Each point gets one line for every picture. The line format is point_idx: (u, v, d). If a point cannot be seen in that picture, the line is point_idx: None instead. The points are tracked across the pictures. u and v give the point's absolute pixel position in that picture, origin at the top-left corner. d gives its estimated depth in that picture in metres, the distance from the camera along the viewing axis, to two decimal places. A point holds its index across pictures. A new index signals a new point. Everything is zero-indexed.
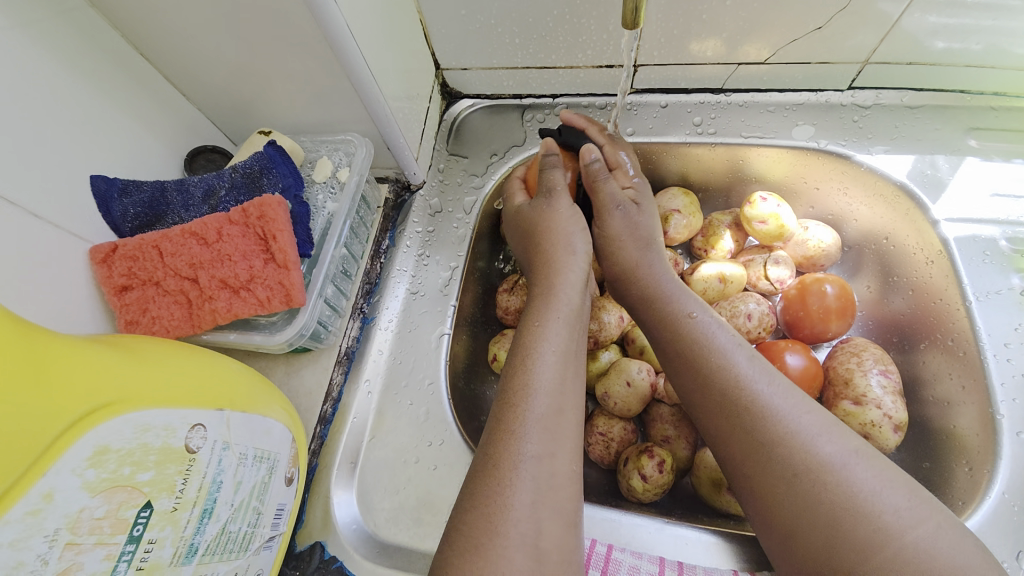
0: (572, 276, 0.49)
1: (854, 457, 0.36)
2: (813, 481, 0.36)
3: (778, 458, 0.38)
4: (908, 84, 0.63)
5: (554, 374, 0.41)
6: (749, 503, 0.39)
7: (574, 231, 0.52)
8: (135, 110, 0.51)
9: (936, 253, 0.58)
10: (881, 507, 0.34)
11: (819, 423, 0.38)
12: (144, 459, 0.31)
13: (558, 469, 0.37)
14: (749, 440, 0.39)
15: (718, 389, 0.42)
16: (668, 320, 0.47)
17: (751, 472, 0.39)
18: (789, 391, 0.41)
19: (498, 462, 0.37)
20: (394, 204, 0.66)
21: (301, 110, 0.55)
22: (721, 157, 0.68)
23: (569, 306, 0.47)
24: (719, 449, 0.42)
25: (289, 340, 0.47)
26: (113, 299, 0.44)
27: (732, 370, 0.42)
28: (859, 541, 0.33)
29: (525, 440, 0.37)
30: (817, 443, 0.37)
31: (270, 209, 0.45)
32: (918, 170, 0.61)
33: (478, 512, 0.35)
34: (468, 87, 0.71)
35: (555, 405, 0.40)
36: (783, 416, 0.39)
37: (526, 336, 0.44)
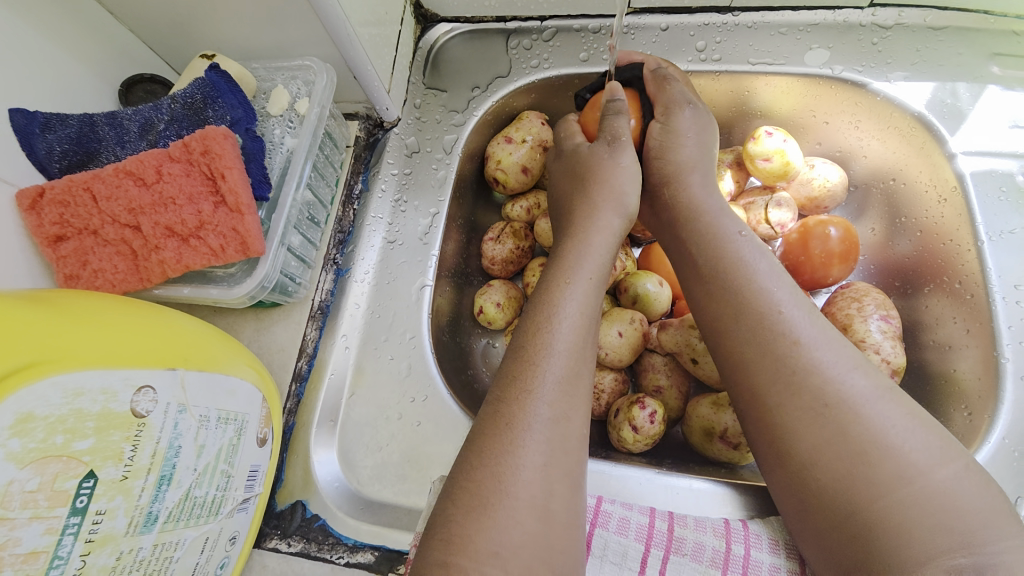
0: (607, 234, 0.45)
1: (883, 395, 0.35)
2: (844, 414, 0.34)
3: (809, 390, 0.36)
4: (933, 0, 0.57)
5: (579, 321, 0.38)
6: (762, 439, 0.38)
7: (628, 188, 0.47)
8: (50, 28, 0.43)
9: (949, 191, 0.54)
10: (908, 446, 0.33)
11: (850, 359, 0.36)
12: (81, 426, 0.27)
13: (572, 432, 0.35)
14: (774, 370, 0.37)
15: (755, 315, 0.39)
16: (710, 238, 0.44)
17: (774, 405, 0.37)
18: (823, 325, 0.38)
19: (511, 420, 0.34)
20: (366, 144, 0.60)
21: (250, 31, 0.48)
22: (725, 88, 0.62)
23: (601, 264, 0.43)
24: (733, 378, 0.39)
25: (250, 293, 0.43)
26: (47, 251, 0.39)
27: (763, 302, 0.39)
28: (880, 476, 0.32)
29: (542, 401, 0.35)
30: (846, 379, 0.35)
31: (215, 142, 0.40)
32: (938, 99, 0.56)
33: (485, 470, 0.32)
34: (445, 9, 0.63)
35: (576, 367, 0.37)
36: (815, 348, 0.36)
37: (550, 290, 0.40)
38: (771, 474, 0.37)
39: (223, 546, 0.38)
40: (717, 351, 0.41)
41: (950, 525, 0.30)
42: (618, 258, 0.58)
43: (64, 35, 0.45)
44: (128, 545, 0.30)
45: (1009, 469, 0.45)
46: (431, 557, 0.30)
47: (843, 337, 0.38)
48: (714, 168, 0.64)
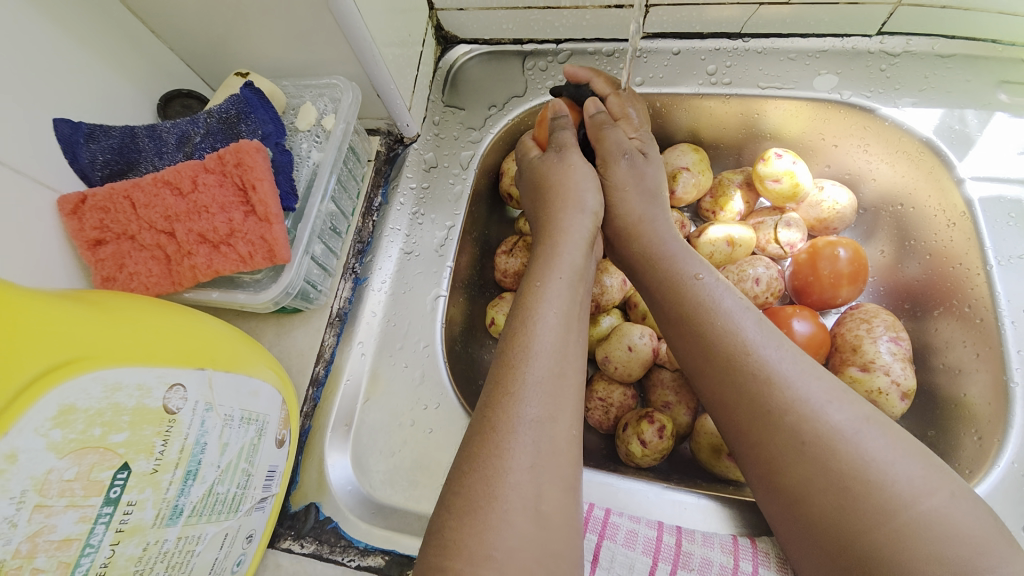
0: (575, 236, 0.47)
1: (865, 426, 0.35)
2: (823, 450, 0.34)
3: (788, 424, 0.36)
4: (940, 30, 0.58)
5: (554, 339, 0.39)
6: (749, 467, 0.38)
7: (584, 190, 0.49)
8: (99, 47, 0.46)
9: (959, 216, 0.55)
10: (893, 476, 0.33)
11: (827, 391, 0.37)
12: (117, 420, 0.29)
13: (559, 431, 0.36)
14: (751, 409, 0.38)
15: (724, 355, 0.40)
16: (672, 276, 0.45)
17: (757, 440, 0.37)
18: (799, 359, 0.39)
19: (495, 426, 0.35)
20: (386, 158, 0.62)
21: (282, 51, 0.51)
22: (735, 111, 0.63)
23: (573, 266, 0.44)
24: (720, 416, 0.40)
25: (275, 298, 0.45)
26: (86, 254, 0.41)
27: (740, 335, 0.40)
28: (868, 510, 0.32)
29: (525, 403, 0.35)
30: (827, 411, 0.36)
31: (248, 155, 0.42)
32: (947, 125, 0.57)
33: (476, 474, 0.33)
34: (465, 31, 0.66)
35: (557, 368, 0.38)
36: (791, 385, 0.37)
37: (527, 297, 0.42)
38: (767, 506, 0.38)
39: (240, 543, 0.39)
40: (701, 392, 0.42)
41: (949, 552, 0.30)
42: None
43: (110, 52, 0.48)
44: (154, 536, 0.31)
45: (1018, 495, 0.45)
46: (443, 560, 0.31)
47: (822, 369, 0.38)
48: (724, 189, 0.66)
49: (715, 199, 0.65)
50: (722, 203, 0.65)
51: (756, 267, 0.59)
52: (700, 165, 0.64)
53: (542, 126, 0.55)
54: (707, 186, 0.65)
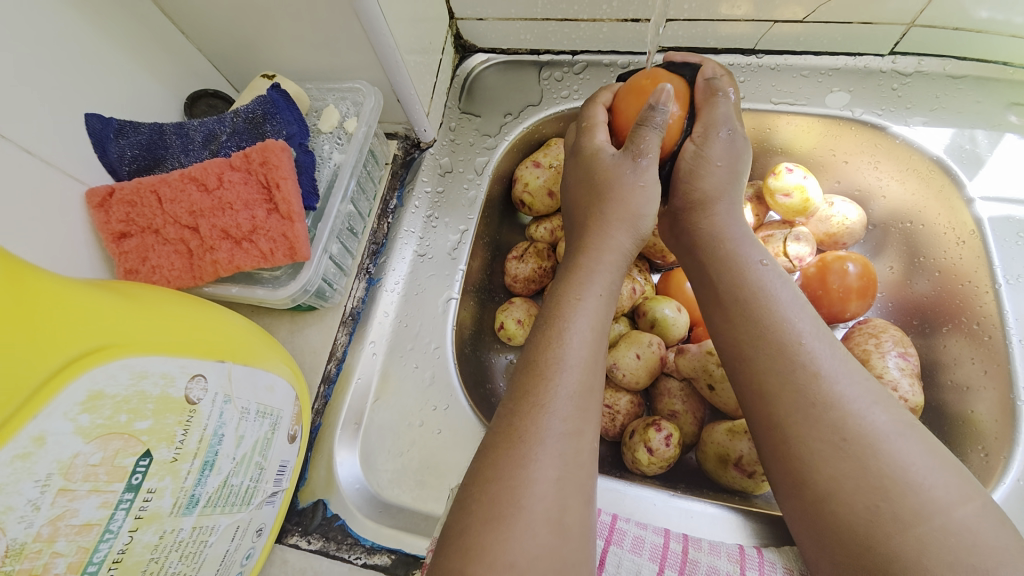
0: (617, 254, 0.45)
1: (905, 430, 0.36)
2: (864, 448, 0.35)
3: (831, 420, 0.36)
4: (952, 51, 0.59)
5: (588, 351, 0.39)
6: (775, 461, 0.39)
7: (642, 209, 0.46)
8: (131, 45, 0.48)
9: (968, 234, 0.56)
10: (930, 483, 0.33)
11: (871, 393, 0.37)
12: (141, 408, 0.29)
13: (584, 446, 0.36)
14: (796, 399, 0.38)
15: (776, 345, 0.40)
16: (730, 268, 0.45)
17: (794, 432, 0.37)
18: (845, 358, 0.39)
19: (524, 434, 0.35)
20: (402, 162, 0.64)
21: (307, 55, 0.52)
22: (747, 125, 0.64)
23: (609, 277, 0.44)
24: (755, 406, 0.40)
25: (293, 295, 0.46)
26: (111, 246, 0.42)
27: (793, 328, 0.40)
28: (901, 511, 0.33)
29: (555, 416, 0.36)
30: (870, 412, 0.36)
31: (273, 154, 0.43)
32: (957, 145, 0.58)
33: (501, 483, 0.33)
34: (483, 40, 0.67)
35: (587, 382, 0.38)
36: (837, 380, 0.38)
37: (560, 306, 0.42)
38: (787, 502, 0.38)
39: (250, 537, 0.39)
40: (741, 383, 0.42)
41: (957, 566, 0.31)
42: (637, 283, 0.61)
43: (142, 52, 0.49)
44: (170, 525, 0.31)
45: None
46: (458, 561, 0.31)
47: (866, 372, 0.39)
48: None
49: None
50: None
51: None
52: None
53: (638, 100, 0.49)
54: None
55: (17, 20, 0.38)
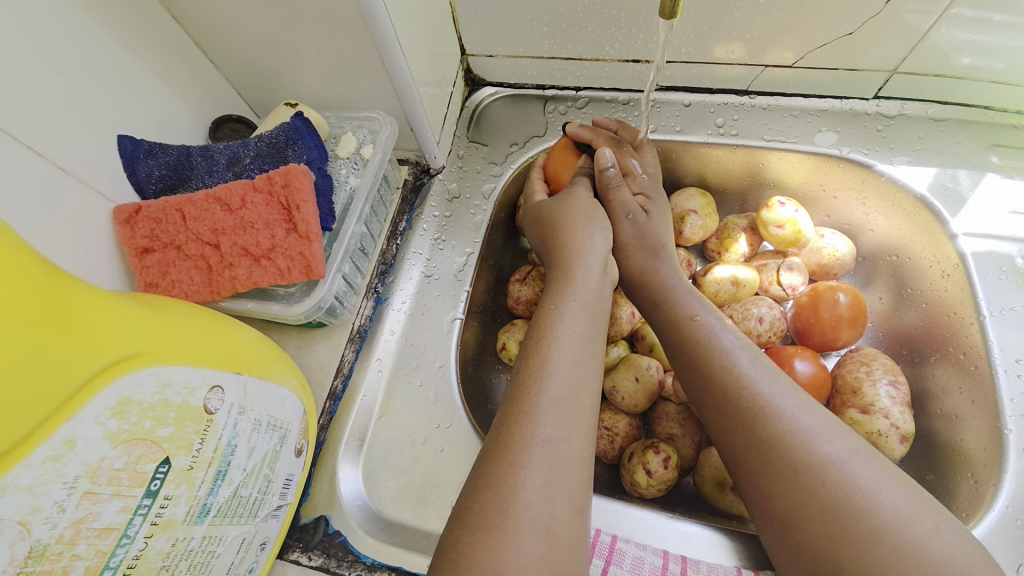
0: (592, 259, 0.50)
1: (854, 456, 0.37)
2: (814, 478, 0.36)
3: (779, 456, 0.38)
4: (933, 96, 0.63)
5: (570, 358, 0.41)
6: (750, 501, 0.40)
7: (594, 222, 0.52)
8: (164, 73, 0.51)
9: (952, 267, 0.58)
10: (880, 505, 0.34)
11: (821, 423, 0.39)
12: (164, 415, 0.31)
13: (573, 453, 0.37)
14: (748, 438, 0.40)
15: (722, 388, 0.43)
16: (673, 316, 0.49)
17: (751, 470, 0.39)
18: (795, 392, 0.41)
19: (510, 443, 0.37)
20: (412, 186, 0.66)
21: (328, 85, 0.55)
22: (741, 160, 0.68)
23: (587, 289, 0.47)
24: (723, 448, 0.42)
25: (306, 311, 0.48)
26: (134, 260, 0.44)
27: (733, 369, 0.43)
28: (855, 536, 0.34)
29: (540, 421, 0.37)
30: (816, 442, 0.38)
31: (296, 177, 0.46)
32: (940, 183, 0.61)
33: (489, 492, 0.35)
34: (492, 75, 0.71)
35: (571, 388, 0.40)
36: (785, 415, 0.39)
37: (541, 320, 0.45)
38: (764, 539, 0.39)
39: (253, 550, 0.40)
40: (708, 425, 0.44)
41: None
42: (636, 308, 0.63)
43: (174, 79, 0.52)
44: (182, 532, 0.32)
45: (1014, 540, 0.46)
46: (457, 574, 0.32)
47: (818, 403, 0.41)
48: (729, 232, 0.69)
49: (721, 240, 0.69)
50: (726, 245, 0.69)
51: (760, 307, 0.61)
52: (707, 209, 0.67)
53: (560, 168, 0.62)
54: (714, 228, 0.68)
55: (62, 48, 0.41)
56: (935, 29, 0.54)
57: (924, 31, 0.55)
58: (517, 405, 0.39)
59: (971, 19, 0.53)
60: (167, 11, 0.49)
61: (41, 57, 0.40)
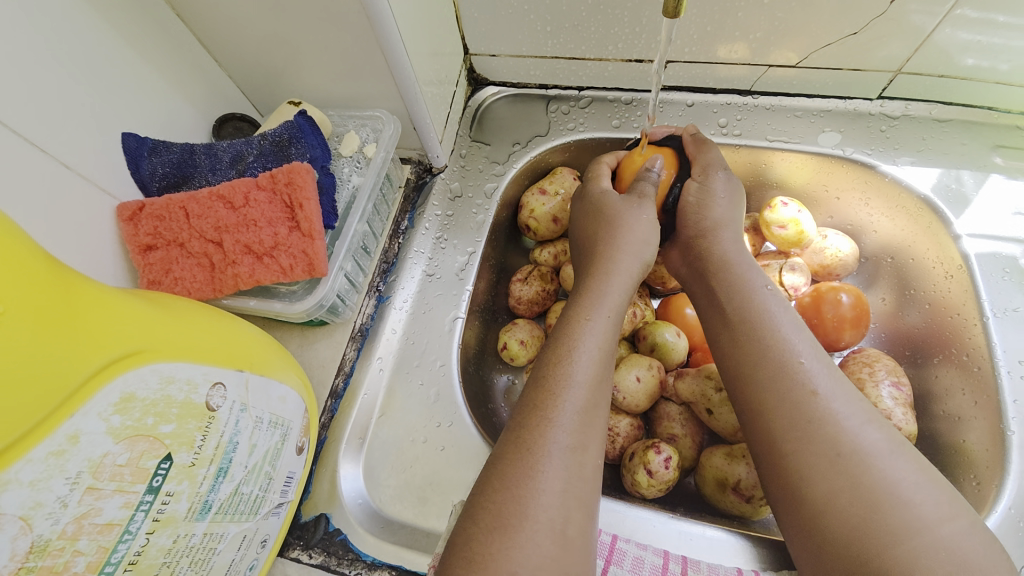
0: (625, 269, 0.49)
1: (897, 449, 0.38)
2: (857, 464, 0.37)
3: (825, 439, 0.38)
4: (937, 97, 0.63)
5: (593, 369, 0.41)
6: (776, 483, 0.40)
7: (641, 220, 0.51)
8: (167, 70, 0.51)
9: (955, 268, 0.58)
10: (919, 499, 0.35)
11: (866, 412, 0.39)
12: (167, 411, 0.31)
13: (587, 460, 0.38)
14: (793, 416, 0.40)
15: (775, 363, 0.42)
16: (735, 288, 0.48)
17: (789, 451, 0.39)
18: (840, 379, 0.41)
19: (532, 446, 0.36)
20: (415, 185, 0.66)
21: (331, 84, 0.55)
22: (744, 160, 0.68)
23: (618, 303, 0.46)
24: (756, 424, 0.42)
25: (309, 310, 0.48)
26: (137, 258, 0.44)
27: (787, 348, 0.43)
28: (893, 525, 0.34)
29: (558, 429, 0.37)
30: (862, 432, 0.38)
31: (298, 176, 0.46)
32: (943, 184, 0.61)
33: (507, 492, 0.35)
34: (495, 74, 0.71)
35: (593, 399, 0.40)
36: (834, 400, 0.40)
37: (572, 325, 0.44)
38: (785, 521, 0.39)
39: (254, 548, 0.40)
40: (741, 399, 0.43)
41: None
42: (639, 307, 0.63)
43: (177, 77, 0.52)
44: (183, 529, 0.32)
45: (1015, 542, 0.46)
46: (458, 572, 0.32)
47: (861, 394, 0.41)
48: None
49: None
50: None
51: None
52: None
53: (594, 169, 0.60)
54: None
55: (67, 48, 0.41)
56: (940, 29, 0.54)
57: (930, 31, 0.55)
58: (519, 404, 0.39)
59: (974, 20, 0.53)
60: (171, 10, 0.49)
61: (48, 57, 0.40)
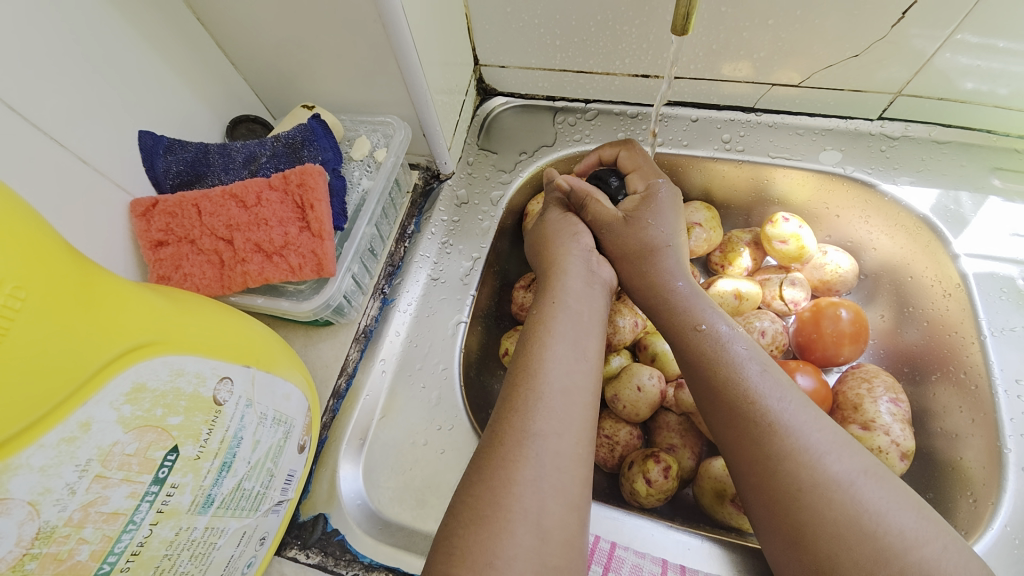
0: (578, 274, 0.50)
1: (861, 478, 0.38)
2: (818, 498, 0.37)
3: (786, 473, 0.39)
4: (936, 119, 0.64)
5: (563, 359, 0.42)
6: (754, 514, 0.40)
7: (576, 240, 0.54)
8: (186, 72, 0.52)
9: (954, 287, 0.59)
10: (885, 528, 0.35)
11: (830, 441, 0.39)
12: (175, 404, 0.31)
13: (563, 448, 0.37)
14: (753, 451, 0.40)
15: (729, 400, 0.43)
16: (676, 330, 0.48)
17: (758, 483, 0.40)
18: (800, 408, 0.41)
19: (504, 439, 0.38)
20: (422, 191, 0.67)
21: (345, 90, 0.57)
22: (746, 176, 0.69)
23: (581, 306, 0.47)
24: (727, 459, 0.43)
25: (316, 309, 0.48)
26: (148, 253, 0.45)
27: (743, 381, 0.43)
28: (861, 558, 0.35)
29: (535, 420, 0.38)
30: (825, 461, 0.38)
31: (311, 177, 0.47)
32: (942, 205, 0.62)
33: (484, 486, 0.36)
34: (504, 86, 0.72)
35: (575, 393, 0.40)
36: (793, 433, 0.40)
37: (534, 326, 0.45)
38: (769, 548, 0.39)
39: (253, 545, 0.40)
40: (715, 433, 0.44)
41: None
42: (638, 317, 0.62)
43: (196, 79, 0.53)
44: (186, 522, 0.32)
45: (1009, 559, 0.46)
46: (439, 567, 0.33)
47: (824, 418, 0.41)
48: (733, 245, 0.70)
49: (724, 253, 0.69)
50: (730, 258, 0.69)
51: (763, 320, 0.63)
52: (712, 223, 0.68)
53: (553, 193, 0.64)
54: (718, 241, 0.69)
55: (92, 48, 0.43)
56: (939, 53, 0.56)
57: (929, 56, 0.56)
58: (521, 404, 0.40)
59: (974, 46, 0.54)
60: (193, 14, 0.51)
61: (71, 56, 0.41)
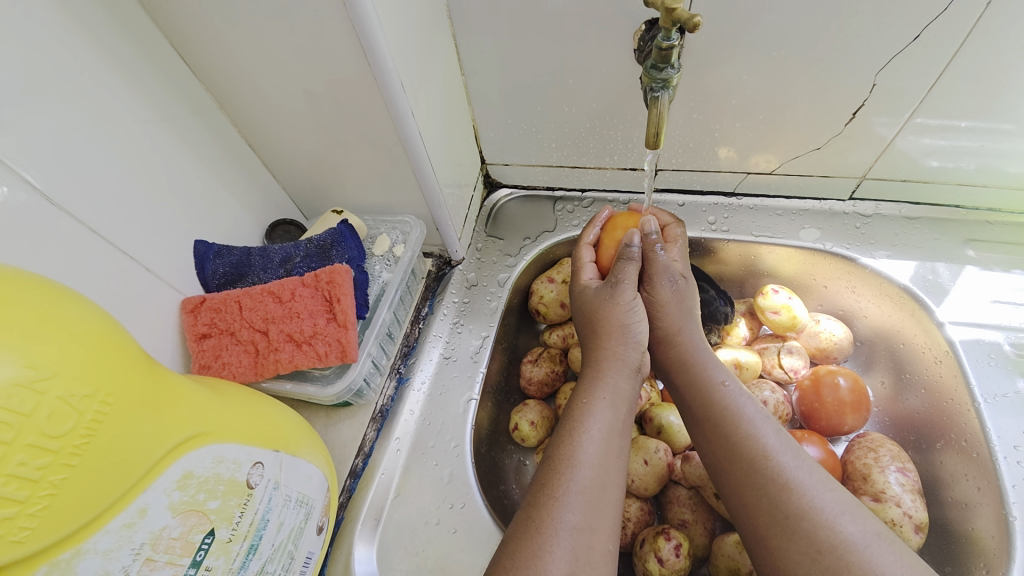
0: (623, 364, 0.50)
1: (875, 539, 0.39)
2: (838, 559, 0.38)
3: (804, 535, 0.40)
4: (904, 198, 0.69)
5: (597, 450, 0.44)
6: None
7: (633, 323, 0.52)
8: (236, 188, 0.61)
9: (943, 353, 0.61)
10: None
11: (840, 503, 0.41)
12: (215, 488, 0.35)
13: (597, 543, 0.40)
14: (772, 512, 0.42)
15: (746, 458, 0.44)
16: (699, 387, 0.50)
17: (775, 547, 0.41)
18: (814, 470, 0.43)
19: (540, 526, 0.40)
20: (435, 276, 0.74)
21: (368, 194, 0.65)
22: (734, 252, 0.75)
23: (619, 390, 0.49)
24: (743, 523, 0.44)
25: (338, 393, 0.53)
26: (193, 344, 0.50)
27: (760, 440, 0.45)
28: None
29: (566, 509, 0.41)
30: (840, 522, 0.40)
31: (339, 275, 0.53)
32: (920, 275, 0.66)
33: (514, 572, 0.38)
34: (508, 179, 0.81)
35: (599, 480, 0.43)
36: (807, 493, 0.41)
37: (573, 413, 0.47)
38: None
39: None
40: (728, 497, 0.46)
41: None
42: (645, 389, 0.66)
43: (243, 192, 0.62)
44: None
45: None
46: None
47: (836, 483, 0.43)
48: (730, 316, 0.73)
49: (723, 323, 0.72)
50: (728, 327, 0.72)
51: (763, 390, 0.66)
52: None
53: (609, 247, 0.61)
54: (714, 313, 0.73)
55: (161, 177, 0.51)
56: (901, 137, 0.61)
57: (891, 139, 0.62)
58: (543, 487, 0.43)
59: (936, 127, 0.59)
60: (245, 141, 0.61)
61: (145, 185, 0.50)
